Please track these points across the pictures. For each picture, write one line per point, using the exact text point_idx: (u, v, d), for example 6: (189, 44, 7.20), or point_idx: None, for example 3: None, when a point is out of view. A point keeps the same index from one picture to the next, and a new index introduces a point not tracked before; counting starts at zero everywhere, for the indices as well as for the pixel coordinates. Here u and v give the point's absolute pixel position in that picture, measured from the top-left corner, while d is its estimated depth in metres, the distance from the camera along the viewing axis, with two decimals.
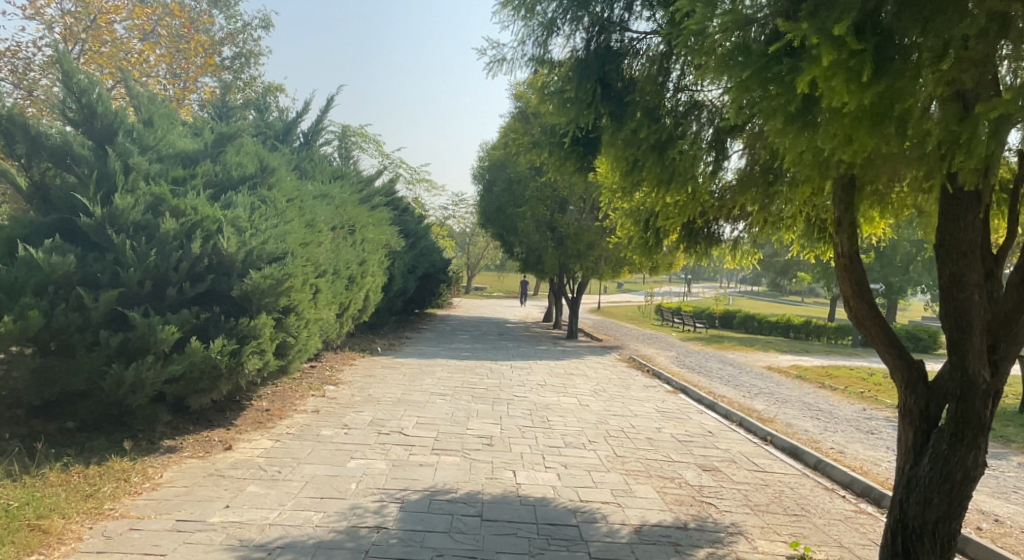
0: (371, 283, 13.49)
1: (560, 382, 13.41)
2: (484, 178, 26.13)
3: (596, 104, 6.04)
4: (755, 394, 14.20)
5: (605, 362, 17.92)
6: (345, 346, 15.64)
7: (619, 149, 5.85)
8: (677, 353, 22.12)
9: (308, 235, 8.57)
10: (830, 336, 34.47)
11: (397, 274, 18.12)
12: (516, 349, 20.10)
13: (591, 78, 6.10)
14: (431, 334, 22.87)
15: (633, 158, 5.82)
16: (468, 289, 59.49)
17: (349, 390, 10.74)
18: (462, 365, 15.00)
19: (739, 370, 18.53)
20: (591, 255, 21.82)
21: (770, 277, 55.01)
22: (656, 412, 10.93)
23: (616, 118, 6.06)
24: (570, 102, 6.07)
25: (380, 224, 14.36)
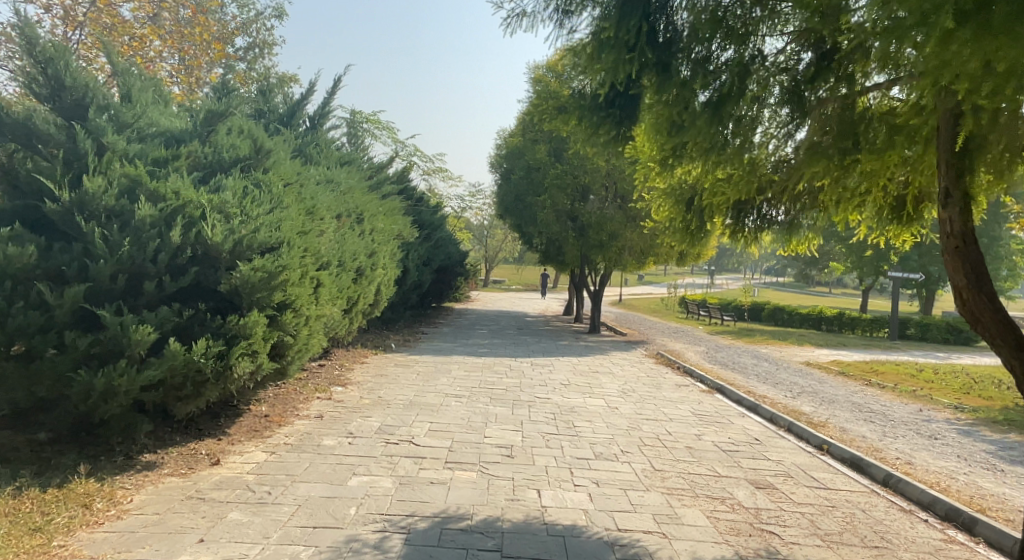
0: (382, 277, 12.69)
1: (585, 381, 12.49)
2: (502, 167, 25.23)
3: (640, 51, 5.05)
4: (796, 392, 13.19)
5: (631, 358, 16.96)
6: (358, 343, 14.84)
7: (664, 108, 5.25)
8: (706, 348, 21.08)
9: (308, 223, 7.71)
10: (864, 329, 33.18)
11: (412, 266, 17.30)
12: (538, 345, 19.21)
13: (636, 15, 4.99)
14: (449, 329, 22.07)
15: (679, 120, 5.22)
16: (487, 282, 58.68)
17: (357, 392, 9.91)
18: (480, 363, 14.13)
19: (775, 366, 17.49)
20: (615, 245, 20.84)
21: (798, 268, 53.51)
22: (692, 416, 9.98)
23: (661, 72, 5.19)
24: (607, 47, 5.07)
25: (392, 214, 13.54)
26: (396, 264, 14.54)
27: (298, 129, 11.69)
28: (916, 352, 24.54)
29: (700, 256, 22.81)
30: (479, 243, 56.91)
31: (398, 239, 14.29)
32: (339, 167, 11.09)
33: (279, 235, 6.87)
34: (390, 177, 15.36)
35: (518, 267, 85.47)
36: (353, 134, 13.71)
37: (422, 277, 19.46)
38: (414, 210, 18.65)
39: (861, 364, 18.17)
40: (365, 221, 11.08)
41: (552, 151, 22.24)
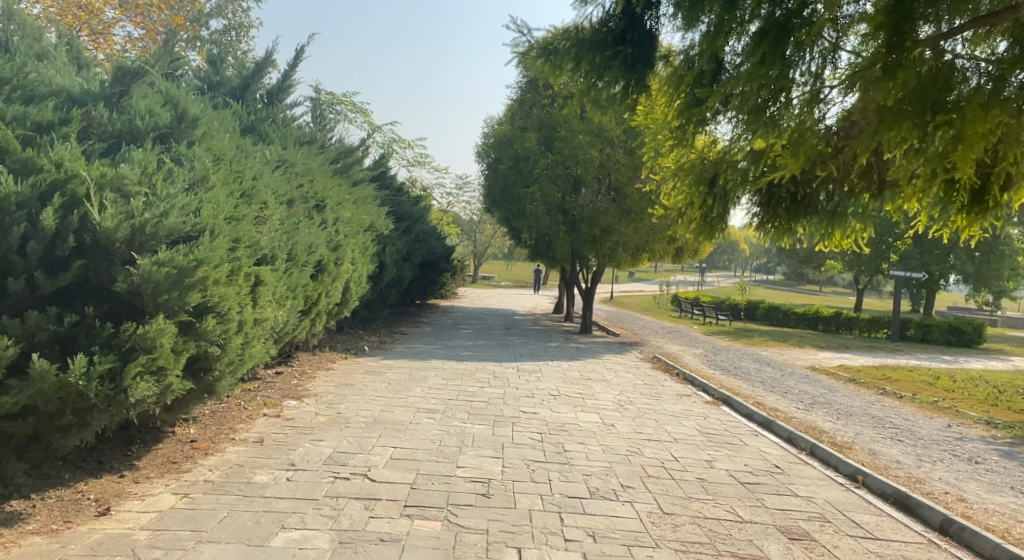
0: (349, 275, 11.38)
1: (576, 391, 11.16)
2: (489, 157, 23.80)
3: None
4: (808, 403, 11.92)
5: (626, 362, 15.68)
6: (326, 345, 13.46)
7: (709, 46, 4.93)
8: (704, 350, 19.83)
9: (242, 206, 6.37)
10: (864, 329, 32.07)
11: (390, 261, 15.97)
12: (525, 347, 17.88)
13: None
14: (431, 328, 20.70)
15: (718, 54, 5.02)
16: (475, 278, 57.23)
17: (313, 408, 8.53)
18: (460, 369, 12.76)
19: (780, 371, 16.26)
20: (608, 241, 19.54)
21: (793, 266, 52.50)
22: (700, 436, 8.66)
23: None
24: None
25: (362, 203, 12.21)
26: (369, 259, 13.24)
27: (251, 104, 10.32)
28: (921, 355, 23.40)
29: (697, 251, 21.59)
30: (467, 238, 55.41)
31: (370, 232, 12.97)
32: (298, 148, 9.76)
33: (198, 222, 5.54)
34: (363, 164, 14.06)
35: (507, 263, 83.99)
36: (321, 115, 12.42)
37: (401, 272, 18.16)
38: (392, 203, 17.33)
39: (870, 370, 16.97)
40: (326, 208, 9.69)
41: (542, 139, 20.89)
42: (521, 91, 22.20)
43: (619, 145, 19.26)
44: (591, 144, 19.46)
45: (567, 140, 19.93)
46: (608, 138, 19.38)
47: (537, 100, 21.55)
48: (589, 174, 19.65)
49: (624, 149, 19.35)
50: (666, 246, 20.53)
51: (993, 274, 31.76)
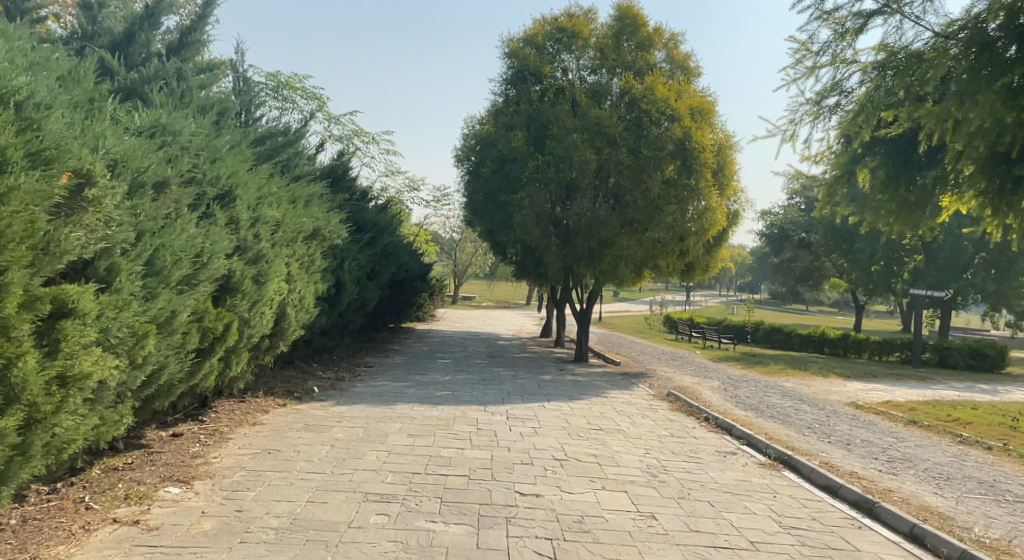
0: (284, 296, 8.59)
1: (590, 453, 8.27)
2: (468, 160, 20.74)
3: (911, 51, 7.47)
4: (888, 463, 9.18)
5: (639, 403, 12.87)
6: (261, 388, 10.47)
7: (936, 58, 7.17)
8: (720, 382, 17.12)
9: (18, 172, 3.66)
10: (875, 352, 29.60)
11: (350, 279, 13.21)
12: (513, 381, 15.01)
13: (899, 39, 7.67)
14: (402, 359, 17.72)
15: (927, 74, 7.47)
16: (456, 297, 54.20)
17: (200, 503, 5.55)
18: (434, 420, 9.84)
19: (820, 410, 13.58)
20: (608, 255, 16.95)
21: (788, 285, 50.25)
22: (786, 536, 5.82)
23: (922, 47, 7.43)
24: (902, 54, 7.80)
25: (302, 199, 9.40)
26: (318, 274, 10.46)
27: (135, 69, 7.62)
28: (954, 384, 20.90)
29: (710, 267, 19.05)
30: (445, 256, 52.39)
31: (318, 239, 10.17)
32: (197, 117, 7.00)
33: None
34: (310, 157, 11.30)
35: (488, 282, 81.00)
36: (248, 89, 9.73)
37: (365, 291, 15.38)
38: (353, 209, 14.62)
39: (923, 407, 14.35)
40: (239, 204, 6.87)
41: (531, 139, 18.16)
42: (507, 86, 19.40)
43: (621, 144, 16.74)
44: (586, 144, 16.87)
45: (559, 139, 17.24)
46: (608, 136, 16.87)
47: (525, 96, 18.83)
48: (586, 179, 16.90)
49: (627, 149, 16.81)
50: (674, 261, 17.93)
51: (1013, 292, 29.58)
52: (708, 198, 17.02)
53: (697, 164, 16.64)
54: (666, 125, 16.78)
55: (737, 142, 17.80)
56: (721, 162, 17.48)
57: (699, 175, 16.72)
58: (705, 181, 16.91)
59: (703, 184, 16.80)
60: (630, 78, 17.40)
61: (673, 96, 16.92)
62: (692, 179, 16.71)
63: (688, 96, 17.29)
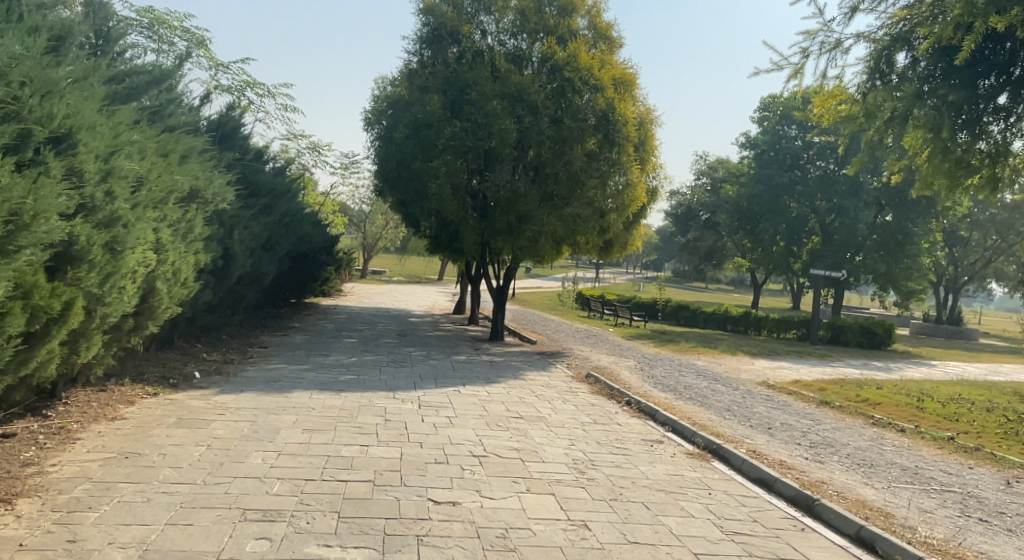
0: (149, 264, 7.36)
1: (510, 448, 7.52)
2: (378, 125, 19.34)
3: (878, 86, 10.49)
4: (813, 449, 8.89)
5: (558, 386, 12.25)
6: (130, 377, 9.09)
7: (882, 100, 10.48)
8: (636, 361, 16.78)
9: None
10: (774, 329, 30.46)
11: (240, 249, 12.15)
12: (423, 362, 14.07)
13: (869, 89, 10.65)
14: (302, 338, 16.40)
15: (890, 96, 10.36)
16: (365, 270, 52.44)
17: (19, 532, 4.34)
18: (336, 411, 8.82)
19: (736, 390, 13.38)
20: (527, 230, 16.26)
21: (695, 263, 51.40)
22: (731, 545, 5.22)
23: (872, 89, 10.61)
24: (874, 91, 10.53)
25: (175, 152, 8.08)
26: (194, 240, 9.15)
27: None
28: (853, 360, 21.55)
29: (629, 243, 18.63)
30: (354, 228, 50.45)
31: (195, 202, 8.86)
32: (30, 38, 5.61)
33: None
34: (186, 107, 9.84)
35: (399, 256, 79.20)
36: (109, 21, 8.22)
37: (259, 265, 14.09)
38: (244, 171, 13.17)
39: (833, 386, 14.42)
40: (77, 152, 5.59)
41: (448, 104, 17.08)
42: (421, 47, 18.14)
43: (543, 113, 15.98)
44: (505, 111, 16.03)
45: (477, 105, 16.30)
46: (528, 103, 16.04)
47: (441, 59, 17.69)
48: (506, 150, 16.05)
49: (549, 118, 16.07)
50: (594, 238, 17.39)
51: (902, 276, 29.91)
52: (630, 172, 16.49)
53: (619, 137, 16.06)
54: (589, 94, 16.08)
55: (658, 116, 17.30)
56: (642, 135, 16.94)
57: (622, 148, 16.16)
58: (628, 155, 16.37)
59: (625, 158, 16.26)
60: (552, 44, 16.61)
61: (595, 65, 16.22)
62: (613, 152, 16.11)
63: (610, 65, 16.60)
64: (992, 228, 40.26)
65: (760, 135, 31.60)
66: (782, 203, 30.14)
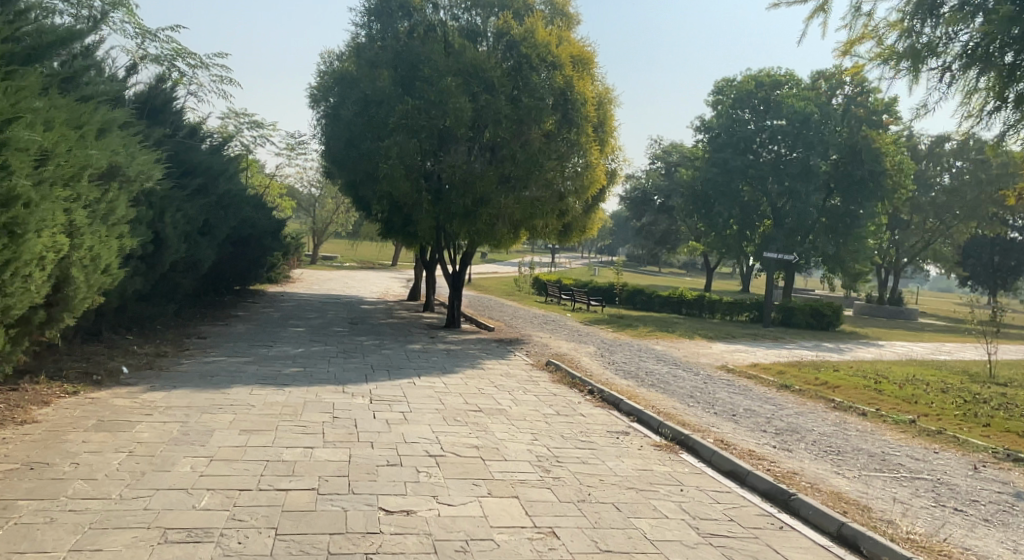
0: (62, 249, 6.65)
1: (469, 446, 7.03)
2: (325, 102, 18.42)
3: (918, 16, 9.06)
4: (780, 436, 8.62)
5: (516, 376, 11.79)
6: (47, 376, 8.29)
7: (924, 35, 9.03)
8: (595, 347, 16.41)
9: None
10: (726, 313, 30.61)
11: (173, 234, 11.34)
12: (374, 351, 13.44)
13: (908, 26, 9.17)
14: (246, 328, 15.57)
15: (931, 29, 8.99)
16: (315, 256, 51.04)
17: None
18: (279, 409, 8.16)
19: (696, 375, 13.11)
20: (484, 213, 15.72)
21: (649, 247, 51.55)
22: (708, 548, 4.82)
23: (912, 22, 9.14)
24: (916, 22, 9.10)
25: (91, 125, 7.30)
26: (114, 222, 8.36)
27: None
28: (807, 342, 21.67)
29: (587, 228, 18.26)
30: (303, 213, 49.03)
31: (116, 180, 8.07)
32: None
33: None
34: (105, 77, 8.98)
35: (350, 241, 77.62)
36: None
37: (195, 251, 13.24)
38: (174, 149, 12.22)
39: (792, 368, 14.30)
40: None
41: (399, 79, 16.32)
42: (370, 20, 17.30)
43: (499, 91, 15.44)
44: (460, 89, 15.36)
45: (430, 81, 15.61)
46: (484, 80, 15.51)
47: (390, 33, 16.90)
48: (461, 129, 15.45)
49: (506, 96, 15.57)
50: (552, 222, 16.97)
51: (850, 261, 29.59)
52: (589, 153, 16.20)
53: (578, 117, 15.80)
54: (548, 72, 15.67)
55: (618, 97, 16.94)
56: (601, 116, 16.58)
57: (581, 128, 15.88)
58: (587, 135, 16.09)
59: (584, 138, 15.98)
60: (508, 19, 16.07)
61: (553, 41, 15.79)
62: (571, 132, 15.88)
63: (568, 42, 16.18)
64: (932, 211, 41.34)
65: (714, 119, 31.66)
66: (734, 188, 30.35)
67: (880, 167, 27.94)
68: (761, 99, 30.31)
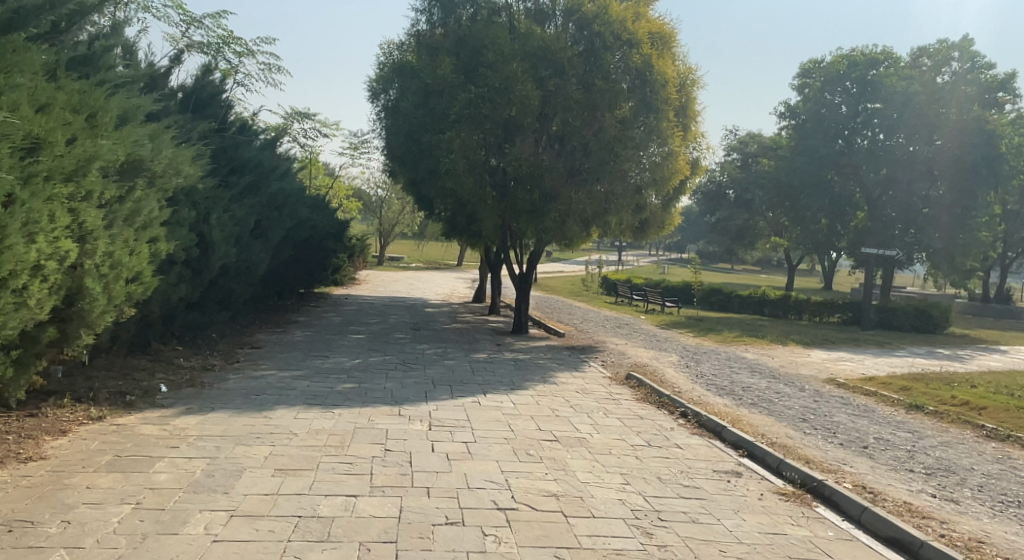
0: (68, 256, 5.69)
1: (546, 494, 5.66)
2: (385, 94, 17.42)
3: None
4: (933, 477, 6.88)
5: (595, 392, 10.36)
6: (70, 402, 7.40)
7: None
8: (679, 356, 14.80)
9: None
10: (816, 314, 28.24)
11: (220, 237, 10.45)
12: (436, 362, 12.26)
13: None
14: (303, 336, 14.70)
15: None
16: (381, 257, 50.73)
17: None
18: (323, 439, 7.01)
19: (803, 391, 11.35)
20: (552, 210, 14.41)
21: (725, 244, 49.02)
22: None
23: None
24: None
25: (103, 109, 6.36)
26: (139, 226, 7.42)
27: None
28: (916, 348, 19.38)
29: (667, 223, 16.67)
30: (369, 215, 48.79)
31: (140, 177, 7.09)
32: None
33: None
34: (135, 62, 8.13)
35: (416, 241, 77.44)
36: None
37: (247, 255, 12.40)
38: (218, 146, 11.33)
39: (915, 382, 12.33)
40: None
41: (461, 66, 15.13)
42: (431, 5, 16.24)
43: (571, 75, 14.11)
44: (527, 74, 14.05)
45: (494, 68, 14.28)
46: (553, 62, 14.13)
47: (453, 19, 15.79)
48: (528, 118, 14.20)
49: (577, 80, 14.22)
50: (629, 218, 15.52)
51: (960, 254, 26.72)
52: (672, 141, 14.69)
53: (658, 101, 14.34)
54: (622, 51, 14.28)
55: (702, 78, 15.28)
56: (684, 99, 14.99)
57: (661, 113, 14.42)
58: (669, 121, 14.61)
59: (665, 125, 14.50)
60: None
61: (629, 17, 14.37)
62: (650, 118, 14.43)
63: (645, 19, 14.70)
64: None
65: (801, 104, 29.70)
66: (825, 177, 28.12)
67: (993, 151, 25.30)
68: (852, 80, 27.91)
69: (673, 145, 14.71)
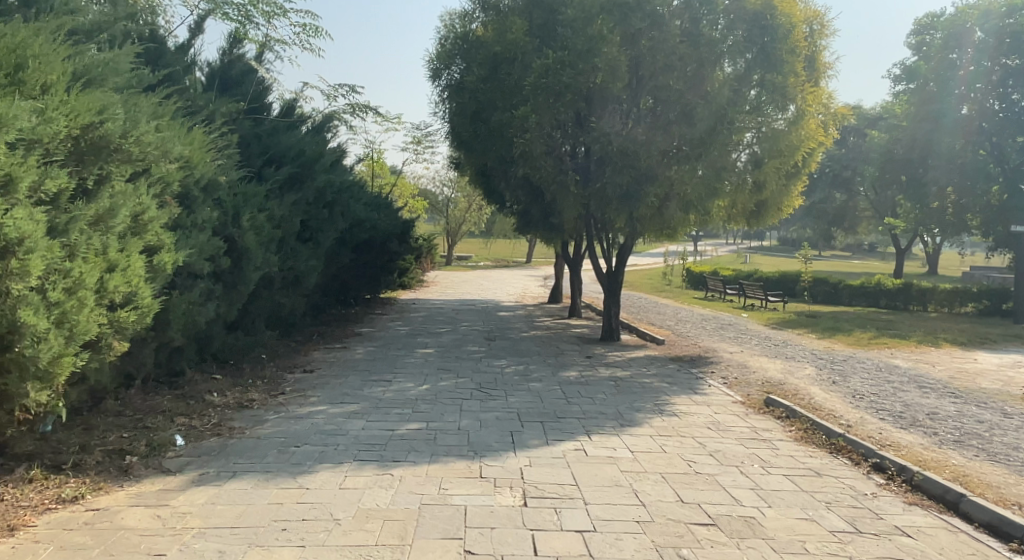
0: None
1: None
2: (447, 72, 15.23)
3: None
4: None
5: (735, 429, 7.83)
6: (38, 474, 5.41)
7: None
8: (817, 368, 11.99)
9: None
10: (944, 304, 24.57)
11: (254, 241, 8.45)
12: (520, 385, 9.97)
13: None
14: (364, 352, 12.67)
15: None
16: (448, 258, 48.85)
17: None
18: (375, 532, 4.76)
19: (1014, 420, 8.51)
20: (651, 193, 11.87)
21: (820, 228, 44.88)
22: None
23: None
24: None
25: (29, 58, 4.41)
26: (122, 228, 5.39)
27: None
28: None
29: (785, 205, 13.87)
30: (436, 214, 46.94)
31: (118, 154, 5.08)
32: None
33: None
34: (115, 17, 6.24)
35: (482, 239, 75.43)
36: None
37: (292, 262, 10.43)
38: (247, 131, 9.40)
39: None
40: None
41: (534, 30, 12.71)
42: None
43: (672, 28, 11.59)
44: (615, 31, 11.54)
45: (574, 26, 11.77)
46: (648, 12, 11.64)
47: None
48: (619, 85, 11.68)
49: (680, 32, 11.67)
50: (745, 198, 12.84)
51: None
52: (800, 100, 12.03)
53: (782, 53, 11.74)
54: None
55: (831, 25, 12.54)
56: (811, 50, 12.28)
57: (786, 67, 11.79)
58: (795, 77, 11.95)
59: (792, 81, 11.83)
60: None
61: None
62: (774, 74, 11.80)
63: None
64: None
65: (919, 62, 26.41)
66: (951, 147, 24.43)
67: None
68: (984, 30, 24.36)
69: (803, 107, 12.08)
